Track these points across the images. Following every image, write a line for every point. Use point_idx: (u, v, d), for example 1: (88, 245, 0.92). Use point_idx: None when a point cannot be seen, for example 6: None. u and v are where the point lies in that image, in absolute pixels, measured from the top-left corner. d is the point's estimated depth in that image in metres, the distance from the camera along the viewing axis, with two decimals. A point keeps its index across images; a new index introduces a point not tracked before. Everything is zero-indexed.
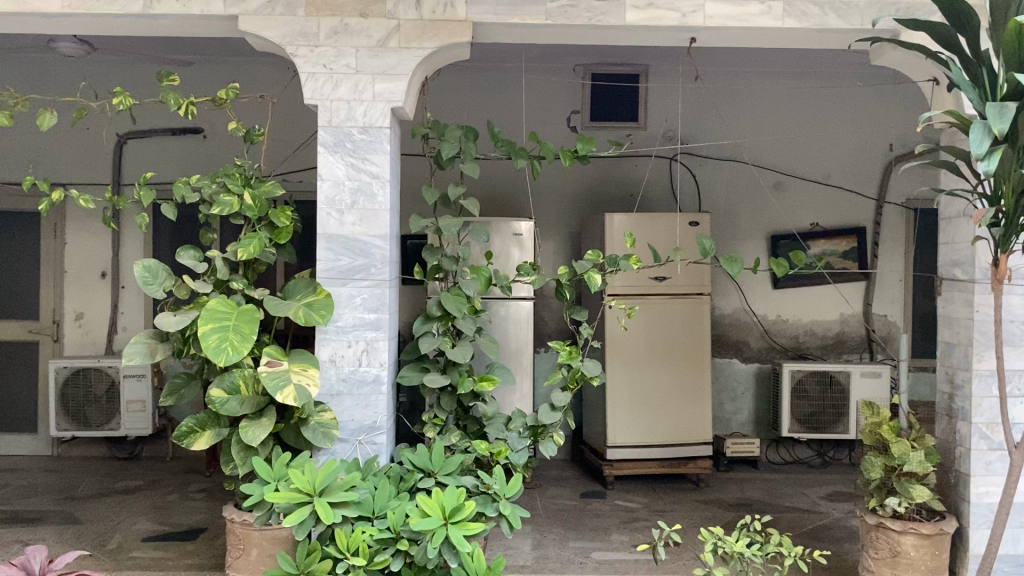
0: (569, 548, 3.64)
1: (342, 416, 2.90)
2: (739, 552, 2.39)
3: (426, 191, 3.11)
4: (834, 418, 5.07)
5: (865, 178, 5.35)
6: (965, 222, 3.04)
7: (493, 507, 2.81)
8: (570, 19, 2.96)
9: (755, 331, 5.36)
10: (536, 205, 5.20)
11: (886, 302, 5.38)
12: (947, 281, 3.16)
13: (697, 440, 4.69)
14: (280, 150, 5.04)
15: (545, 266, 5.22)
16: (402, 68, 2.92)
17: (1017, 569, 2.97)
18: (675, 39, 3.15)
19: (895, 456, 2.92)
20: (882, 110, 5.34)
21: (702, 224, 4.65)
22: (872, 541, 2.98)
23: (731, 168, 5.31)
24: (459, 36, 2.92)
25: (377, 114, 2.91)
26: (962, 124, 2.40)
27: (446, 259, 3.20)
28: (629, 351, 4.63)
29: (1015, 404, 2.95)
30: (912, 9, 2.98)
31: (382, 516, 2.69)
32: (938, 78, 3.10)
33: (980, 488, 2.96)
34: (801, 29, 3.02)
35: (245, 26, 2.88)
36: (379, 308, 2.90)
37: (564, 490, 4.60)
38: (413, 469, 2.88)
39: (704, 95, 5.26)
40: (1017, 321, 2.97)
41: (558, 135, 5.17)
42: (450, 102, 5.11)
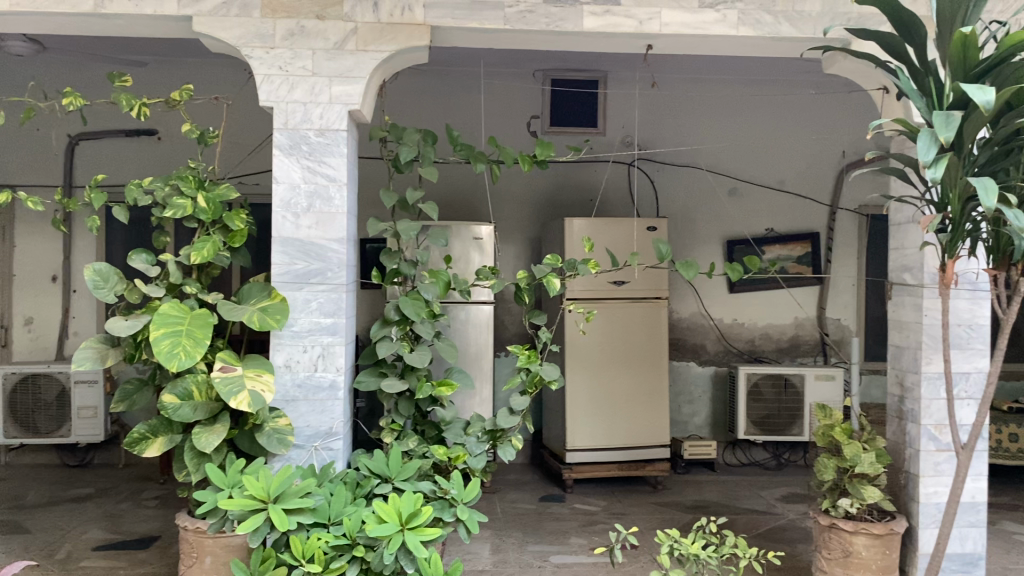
0: (528, 552, 3.64)
1: (297, 422, 2.87)
2: (694, 554, 2.39)
3: (384, 194, 3.08)
4: (789, 420, 5.14)
5: (818, 184, 5.44)
6: (913, 228, 3.11)
7: (451, 512, 2.80)
8: (528, 25, 2.96)
9: (711, 335, 5.42)
10: (495, 210, 5.20)
11: (840, 306, 5.47)
12: (896, 286, 3.22)
13: (654, 443, 4.72)
14: (235, 152, 4.98)
15: (505, 270, 5.22)
16: (359, 70, 2.90)
17: (965, 567, 3.04)
18: (632, 46, 3.18)
19: (848, 457, 2.98)
20: (835, 118, 5.43)
21: (660, 229, 4.68)
22: (825, 542, 3.03)
23: (689, 174, 5.37)
24: (417, 39, 2.92)
25: (334, 117, 2.90)
26: (911, 132, 2.44)
27: (404, 263, 3.17)
28: (587, 354, 4.65)
29: (962, 406, 3.03)
30: (863, 19, 3.04)
31: (338, 522, 2.66)
32: (888, 87, 3.17)
33: (929, 488, 3.02)
34: (756, 37, 3.06)
35: (199, 27, 2.84)
36: (335, 312, 2.88)
37: (524, 494, 4.61)
38: (370, 474, 2.85)
39: (661, 101, 5.31)
40: (964, 325, 3.04)
41: (518, 139, 5.18)
42: (408, 105, 5.09)
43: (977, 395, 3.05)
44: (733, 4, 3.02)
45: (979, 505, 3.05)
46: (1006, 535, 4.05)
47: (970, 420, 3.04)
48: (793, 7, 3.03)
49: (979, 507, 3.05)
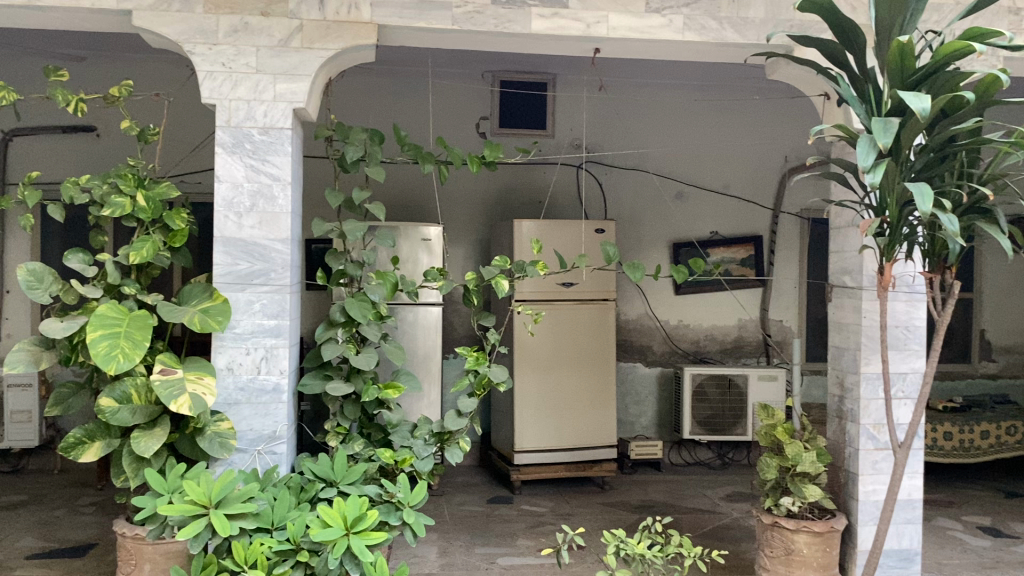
0: (475, 555, 3.63)
1: (239, 426, 2.81)
2: (640, 554, 2.40)
3: (329, 194, 3.03)
4: (732, 420, 5.21)
5: (761, 188, 5.54)
6: (853, 232, 3.17)
7: (397, 515, 2.77)
8: (477, 25, 2.95)
9: (657, 336, 5.48)
10: (444, 210, 5.17)
11: (782, 308, 5.57)
12: (837, 288, 3.28)
13: (601, 443, 4.75)
14: (177, 150, 4.88)
15: (453, 271, 5.20)
16: (305, 69, 2.86)
17: (901, 563, 3.12)
18: (579, 49, 3.19)
19: (789, 456, 3.03)
20: (778, 123, 5.54)
21: (607, 231, 4.72)
22: (767, 540, 3.08)
23: (636, 177, 5.41)
24: (364, 38, 2.89)
25: (278, 115, 2.85)
26: (850, 137, 2.50)
27: (351, 264, 3.13)
28: (535, 356, 4.66)
29: (899, 405, 3.10)
30: (805, 27, 3.10)
31: (282, 527, 2.62)
32: (829, 94, 3.22)
33: (867, 486, 3.09)
34: (701, 43, 3.10)
35: (139, 22, 2.78)
36: (279, 314, 2.83)
37: (471, 496, 4.59)
38: (314, 478, 2.82)
39: (609, 105, 5.35)
40: (901, 326, 3.11)
41: (466, 140, 5.17)
42: (355, 105, 5.05)
43: (913, 395, 3.12)
44: (679, 9, 3.06)
45: (915, 502, 3.13)
46: (941, 531, 4.16)
47: (907, 419, 3.12)
48: (736, 13, 3.08)
49: (916, 503, 3.13)
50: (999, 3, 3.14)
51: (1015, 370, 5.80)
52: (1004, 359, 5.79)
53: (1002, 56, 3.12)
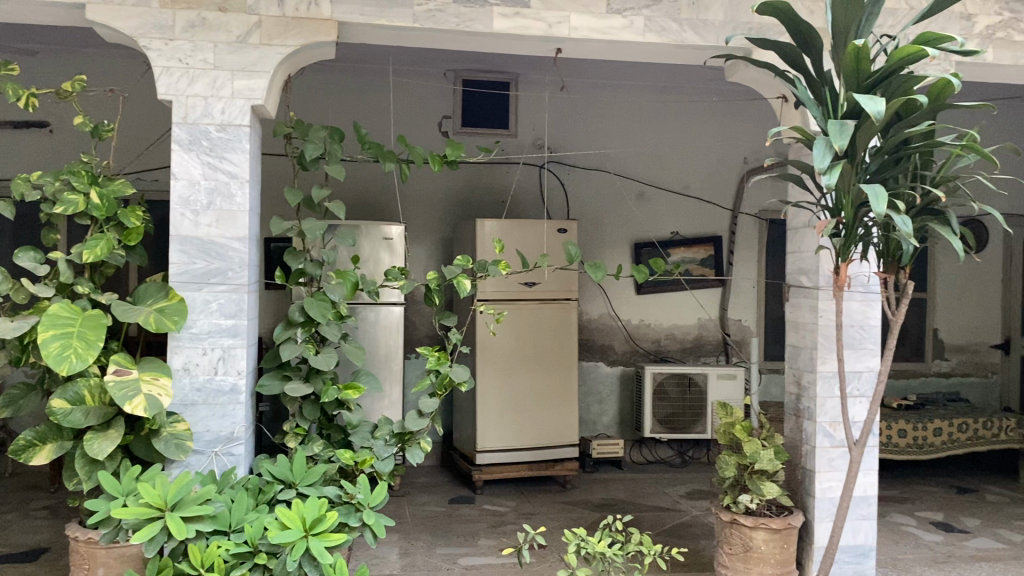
0: (436, 555, 3.62)
1: (196, 427, 2.77)
2: (601, 552, 2.40)
3: (289, 192, 2.99)
4: (692, 419, 5.26)
5: (721, 189, 5.60)
6: (810, 232, 3.22)
7: (357, 517, 2.76)
8: (438, 24, 2.94)
9: (619, 335, 5.50)
10: (405, 209, 5.14)
11: (741, 307, 5.64)
12: (794, 288, 3.33)
13: (562, 443, 4.77)
14: (132, 146, 4.79)
15: (415, 270, 5.18)
16: (263, 65, 2.83)
17: (857, 559, 3.16)
18: (541, 49, 3.19)
19: (747, 454, 3.06)
20: (736, 125, 5.60)
21: (569, 231, 4.73)
22: (726, 537, 3.11)
23: (598, 177, 5.43)
24: (323, 35, 2.87)
25: (236, 112, 2.81)
26: (807, 139, 2.53)
27: (310, 263, 3.09)
28: (497, 355, 4.65)
29: (854, 404, 3.15)
30: (763, 30, 3.14)
31: (239, 529, 2.58)
32: (787, 96, 3.25)
33: (824, 483, 3.13)
34: (662, 44, 3.12)
35: (92, 15, 2.72)
36: (236, 314, 2.79)
37: (433, 497, 4.57)
38: (272, 480, 2.78)
39: (571, 105, 5.36)
40: (857, 326, 3.16)
41: (428, 139, 5.15)
42: (315, 102, 5.00)
43: (868, 393, 3.17)
44: (640, 11, 3.07)
45: (870, 498, 3.18)
46: (895, 527, 4.24)
47: (862, 417, 3.17)
48: (696, 16, 3.10)
49: (870, 500, 3.18)
50: (952, 9, 3.21)
51: (966, 369, 5.94)
52: (956, 358, 5.92)
53: (954, 61, 3.19)
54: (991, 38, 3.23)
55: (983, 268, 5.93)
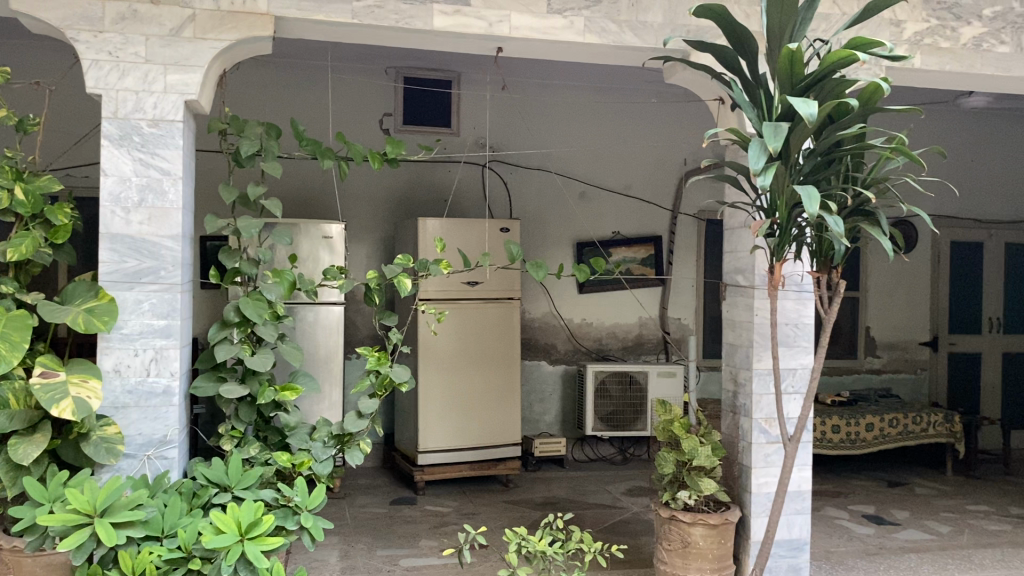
0: (377, 557, 3.59)
1: (127, 430, 2.69)
2: (541, 551, 2.40)
3: (223, 189, 2.92)
4: (633, 416, 5.33)
5: (661, 190, 5.67)
6: (745, 232, 3.27)
7: (294, 520, 2.71)
8: (377, 20, 2.91)
9: (562, 334, 5.53)
10: (344, 207, 5.09)
11: (680, 306, 5.72)
12: (730, 287, 3.38)
13: (504, 442, 4.78)
14: (59, 141, 4.65)
15: (354, 269, 5.12)
16: (198, 59, 2.77)
17: (792, 552, 3.23)
18: (482, 48, 3.17)
19: (686, 451, 3.11)
20: (675, 126, 5.67)
21: (512, 230, 4.73)
22: (666, 534, 3.15)
23: (540, 177, 5.45)
24: (260, 29, 2.82)
25: (168, 107, 2.74)
26: (743, 141, 2.57)
27: (245, 262, 3.01)
28: (439, 355, 4.63)
29: (789, 400, 3.21)
30: (701, 32, 3.18)
31: (172, 534, 2.52)
32: (723, 98, 3.30)
33: (760, 479, 3.19)
34: (601, 45, 3.13)
35: (17, 6, 2.63)
36: (169, 313, 2.73)
37: (374, 498, 4.54)
38: (207, 483, 2.71)
39: (512, 105, 5.36)
40: (791, 323, 3.23)
41: (368, 137, 5.09)
42: (251, 98, 4.90)
43: (802, 389, 3.24)
44: (580, 11, 3.09)
45: (804, 493, 3.24)
46: (829, 520, 4.34)
47: (796, 413, 3.23)
48: (635, 18, 3.13)
49: (805, 494, 3.25)
50: (882, 15, 3.29)
51: (897, 365, 6.11)
52: (887, 355, 6.09)
53: (884, 66, 3.27)
54: (918, 44, 3.33)
55: (912, 268, 6.11)
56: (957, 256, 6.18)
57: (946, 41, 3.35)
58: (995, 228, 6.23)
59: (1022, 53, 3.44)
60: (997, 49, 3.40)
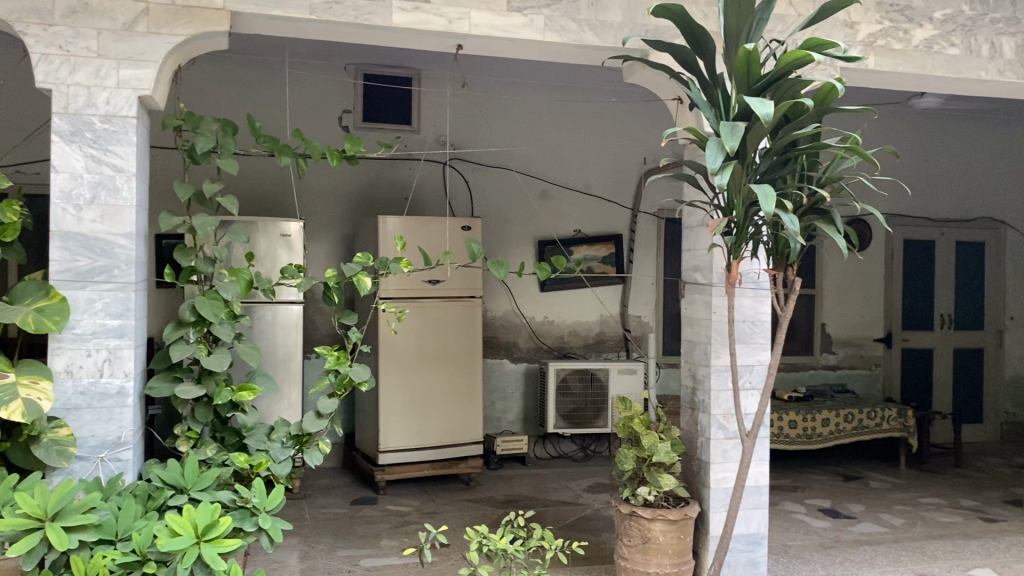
0: (337, 557, 3.57)
1: (80, 432, 2.64)
2: (502, 549, 2.39)
3: (178, 187, 2.88)
4: (594, 414, 5.36)
5: (621, 189, 5.70)
6: (703, 231, 3.31)
7: (252, 521, 2.68)
8: (335, 16, 2.88)
9: (523, 332, 5.53)
10: (304, 205, 5.04)
11: (640, 304, 5.76)
12: (689, 285, 3.41)
13: (465, 441, 4.78)
14: (8, 136, 4.54)
15: (314, 267, 5.08)
16: (151, 54, 2.72)
17: (750, 546, 3.26)
18: (441, 45, 3.16)
19: (646, 447, 3.13)
20: (635, 124, 5.71)
21: (473, 229, 4.72)
22: (626, 530, 3.17)
23: (501, 176, 5.45)
24: (215, 25, 2.78)
25: (121, 102, 2.69)
26: (701, 141, 2.60)
27: (201, 260, 2.97)
28: (399, 353, 4.60)
29: (746, 396, 3.25)
30: (660, 32, 3.20)
31: (127, 538, 2.48)
32: (682, 97, 3.32)
33: (718, 474, 3.22)
34: (561, 44, 3.14)
35: None
36: (123, 313, 2.68)
37: (334, 499, 4.50)
38: (163, 486, 2.67)
39: (473, 102, 5.36)
40: (749, 321, 3.26)
41: (327, 133, 5.05)
42: (207, 94, 4.83)
43: (759, 385, 3.28)
44: (540, 10, 3.09)
45: (761, 487, 3.28)
46: (786, 515, 4.41)
47: (754, 409, 3.27)
48: (595, 17, 3.14)
49: (762, 489, 3.29)
50: (836, 17, 3.34)
51: (852, 361, 6.22)
52: (842, 351, 6.20)
53: (839, 67, 3.31)
54: (872, 45, 3.38)
55: (866, 266, 6.22)
56: (910, 254, 6.30)
57: (899, 43, 3.41)
58: (946, 227, 6.36)
59: (971, 56, 3.52)
60: (948, 51, 3.48)
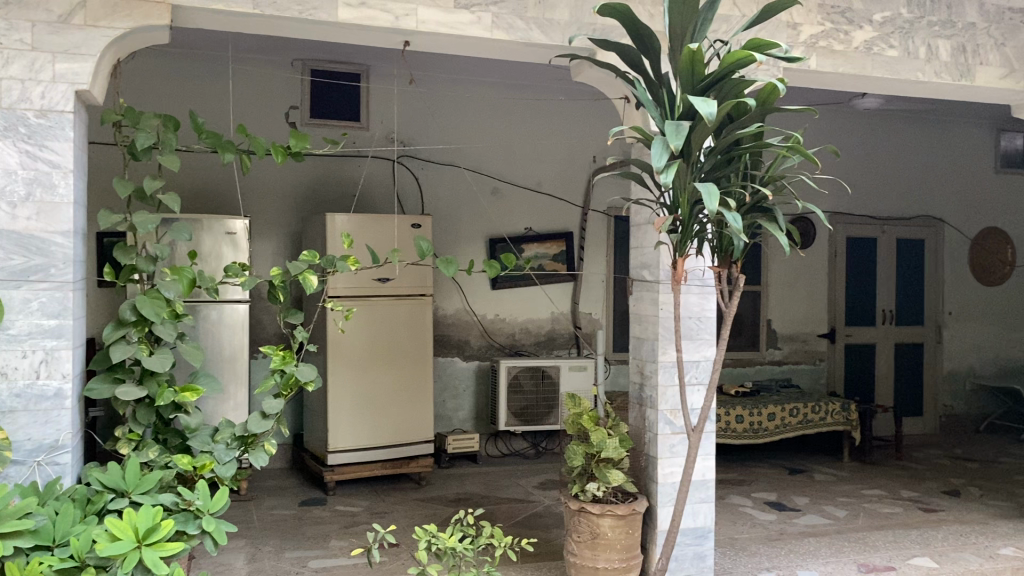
0: (285, 559, 3.53)
1: (15, 435, 2.57)
2: (451, 548, 2.38)
3: (118, 183, 2.81)
4: (545, 411, 5.38)
5: (571, 187, 5.73)
6: (649, 229, 3.34)
7: (196, 524, 2.63)
8: (279, 11, 2.84)
9: (475, 330, 5.53)
10: (250, 203, 4.97)
11: (591, 301, 5.79)
12: (637, 282, 3.44)
13: (416, 440, 4.76)
14: None
15: (260, 266, 5.01)
16: (88, 47, 2.65)
17: (697, 540, 3.31)
18: (388, 41, 3.13)
19: (594, 443, 3.16)
20: (583, 123, 5.75)
21: (423, 226, 4.71)
22: (575, 525, 3.19)
23: (451, 173, 5.44)
24: (155, 18, 2.73)
25: (58, 97, 2.62)
26: (647, 139, 2.62)
27: (141, 259, 2.90)
28: (348, 352, 4.57)
29: (692, 391, 3.29)
30: (606, 31, 3.22)
31: (64, 543, 2.42)
32: (629, 97, 3.35)
33: (666, 469, 3.26)
34: (508, 41, 3.14)
35: None
36: (60, 313, 2.61)
37: (282, 500, 4.45)
38: (102, 489, 2.60)
39: (421, 99, 5.33)
40: (694, 317, 3.31)
41: (273, 130, 4.99)
42: (147, 88, 4.74)
43: (705, 380, 3.33)
44: (488, 7, 3.09)
45: (708, 482, 3.33)
46: (732, 508, 4.47)
47: (700, 404, 3.32)
48: (542, 15, 3.15)
49: (709, 483, 3.33)
50: (779, 18, 3.40)
51: (797, 356, 6.34)
52: (788, 347, 6.32)
53: (781, 67, 3.37)
54: (814, 46, 3.45)
55: (809, 262, 6.34)
56: (853, 251, 6.44)
57: (840, 44, 3.49)
58: (887, 225, 6.51)
59: (909, 58, 3.61)
60: (886, 53, 3.57)
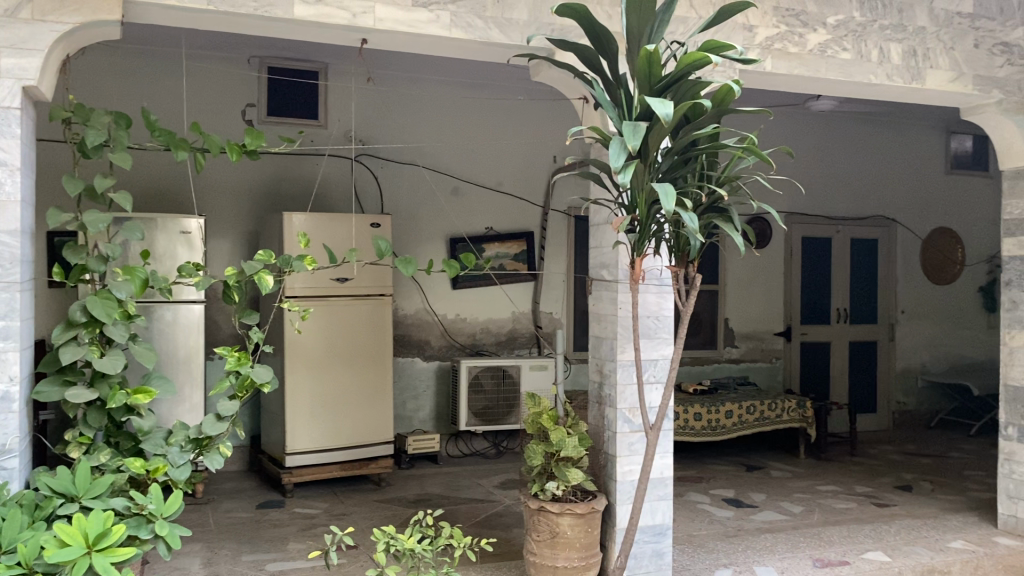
0: (242, 563, 3.48)
1: None
2: (410, 549, 2.36)
3: (67, 181, 2.75)
4: (506, 410, 5.38)
5: (531, 186, 5.73)
6: (608, 228, 3.36)
7: (148, 529, 2.58)
8: (234, 7, 2.80)
9: (435, 330, 5.51)
10: (205, 202, 4.90)
11: (551, 301, 5.81)
12: (596, 281, 3.45)
13: (375, 441, 4.72)
14: None
15: (216, 265, 4.94)
16: (35, 42, 2.59)
17: (655, 537, 3.34)
18: (346, 39, 3.10)
19: (554, 442, 3.16)
20: (543, 122, 5.76)
21: (382, 226, 4.69)
22: (535, 525, 3.20)
23: (410, 172, 5.41)
24: (105, 13, 2.67)
25: (4, 93, 2.56)
26: (604, 139, 2.63)
27: (92, 258, 2.83)
28: (306, 353, 4.52)
29: (651, 389, 3.32)
30: (564, 31, 3.23)
31: (11, 550, 2.36)
32: (587, 97, 3.37)
33: (624, 467, 3.28)
34: (467, 41, 3.14)
35: None
36: (8, 314, 2.55)
37: (240, 502, 4.40)
38: (51, 494, 2.55)
39: (380, 97, 5.30)
40: (652, 316, 3.33)
41: (229, 128, 4.93)
42: (98, 84, 4.64)
43: (663, 379, 3.35)
44: (446, 6, 3.08)
45: (666, 479, 3.35)
46: (691, 505, 4.52)
47: (658, 402, 3.34)
48: (500, 14, 3.15)
49: (667, 481, 3.36)
50: (735, 20, 3.44)
51: (753, 355, 6.42)
52: (745, 345, 6.39)
53: (736, 69, 3.41)
54: (769, 49, 3.49)
55: (765, 262, 6.42)
56: (808, 251, 6.55)
57: (795, 46, 3.54)
58: (841, 225, 6.63)
59: (861, 60, 3.67)
60: (840, 55, 3.63)
